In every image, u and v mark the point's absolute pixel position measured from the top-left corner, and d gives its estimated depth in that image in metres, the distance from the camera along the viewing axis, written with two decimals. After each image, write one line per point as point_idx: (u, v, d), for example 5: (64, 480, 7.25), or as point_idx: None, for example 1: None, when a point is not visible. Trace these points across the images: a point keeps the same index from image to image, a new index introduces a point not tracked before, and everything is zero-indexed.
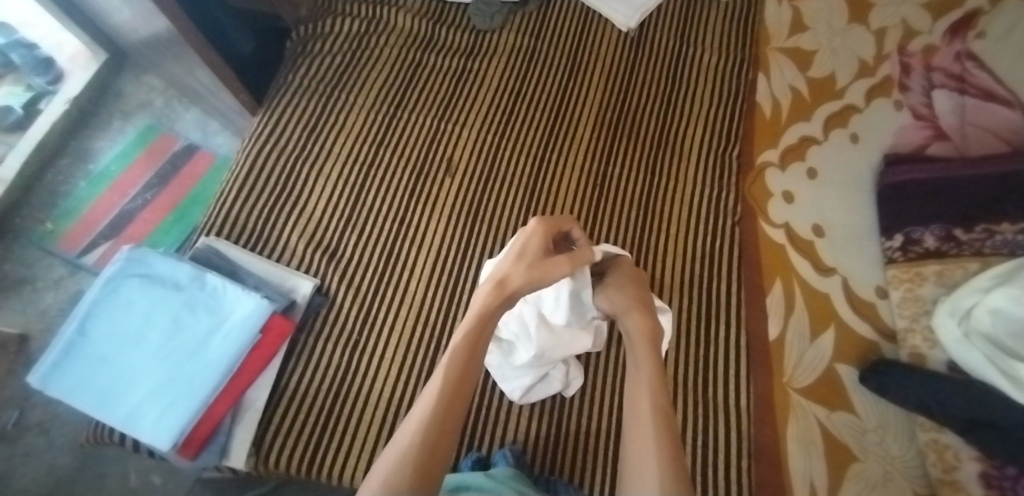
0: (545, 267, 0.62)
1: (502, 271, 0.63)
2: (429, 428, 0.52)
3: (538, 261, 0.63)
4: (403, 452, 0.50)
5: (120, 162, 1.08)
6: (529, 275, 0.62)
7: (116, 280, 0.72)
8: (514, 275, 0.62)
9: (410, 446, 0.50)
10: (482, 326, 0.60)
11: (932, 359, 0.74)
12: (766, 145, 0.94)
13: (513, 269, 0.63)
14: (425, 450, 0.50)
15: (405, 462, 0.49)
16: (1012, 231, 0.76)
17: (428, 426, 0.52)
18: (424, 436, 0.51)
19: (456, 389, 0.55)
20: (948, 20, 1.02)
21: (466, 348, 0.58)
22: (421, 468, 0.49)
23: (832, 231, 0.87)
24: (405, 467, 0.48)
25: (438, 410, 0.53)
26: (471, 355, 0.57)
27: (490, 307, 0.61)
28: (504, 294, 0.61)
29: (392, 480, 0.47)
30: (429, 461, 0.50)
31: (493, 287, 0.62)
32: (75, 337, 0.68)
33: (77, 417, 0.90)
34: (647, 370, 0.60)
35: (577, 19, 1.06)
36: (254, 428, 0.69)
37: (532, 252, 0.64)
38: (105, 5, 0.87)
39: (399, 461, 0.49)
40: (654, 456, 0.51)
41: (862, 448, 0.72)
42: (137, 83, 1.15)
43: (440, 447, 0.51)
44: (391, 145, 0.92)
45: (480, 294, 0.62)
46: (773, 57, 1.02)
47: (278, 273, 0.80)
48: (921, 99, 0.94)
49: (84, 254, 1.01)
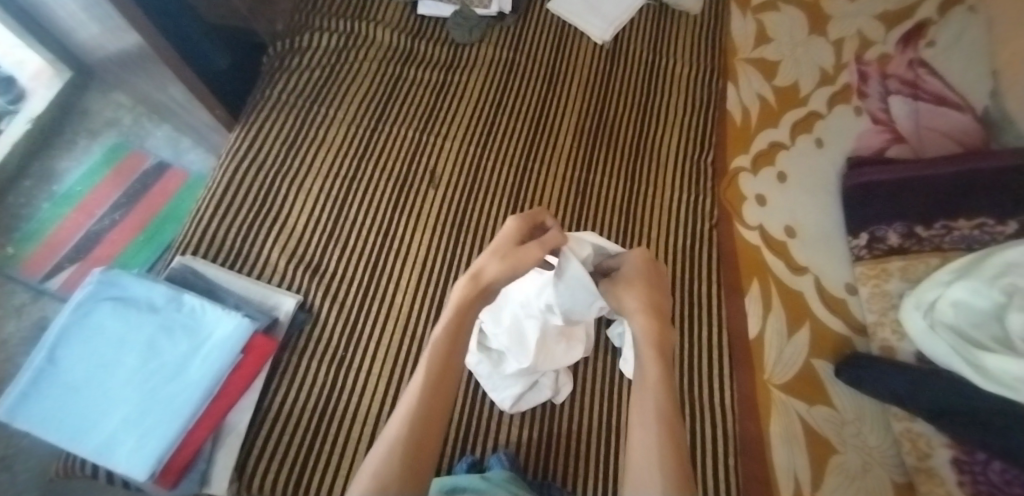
0: (518, 255, 0.61)
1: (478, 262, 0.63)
2: (416, 425, 0.51)
3: (510, 251, 0.62)
4: (390, 448, 0.49)
5: (87, 182, 1.05)
6: (506, 267, 0.61)
7: (88, 304, 0.70)
8: (490, 265, 0.62)
9: (395, 441, 0.50)
10: (463, 317, 0.59)
11: (902, 351, 0.77)
12: (738, 151, 0.98)
13: (489, 261, 0.62)
14: (411, 447, 0.50)
15: (392, 457, 0.48)
16: (969, 226, 0.80)
17: (414, 423, 0.52)
18: (409, 436, 0.50)
19: (439, 388, 0.55)
20: (899, 30, 1.08)
21: (445, 343, 0.57)
22: (408, 464, 0.49)
23: (804, 231, 0.91)
24: (393, 463, 0.48)
25: (423, 405, 0.53)
26: (451, 352, 0.57)
27: (469, 300, 0.60)
28: (480, 286, 0.61)
29: (381, 477, 0.47)
30: (417, 458, 0.50)
31: (469, 280, 0.61)
32: (45, 365, 0.65)
33: (43, 450, 0.86)
34: (653, 375, 0.59)
35: (553, 32, 1.08)
36: (236, 454, 0.67)
37: (505, 244, 0.63)
38: (70, 20, 0.85)
39: (387, 457, 0.49)
40: (659, 464, 0.51)
41: (841, 440, 0.75)
42: (105, 101, 1.12)
43: (427, 445, 0.51)
44: (373, 158, 0.91)
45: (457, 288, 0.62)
46: (740, 67, 1.07)
47: (259, 291, 0.78)
48: (879, 105, 1.00)
49: (48, 279, 0.96)
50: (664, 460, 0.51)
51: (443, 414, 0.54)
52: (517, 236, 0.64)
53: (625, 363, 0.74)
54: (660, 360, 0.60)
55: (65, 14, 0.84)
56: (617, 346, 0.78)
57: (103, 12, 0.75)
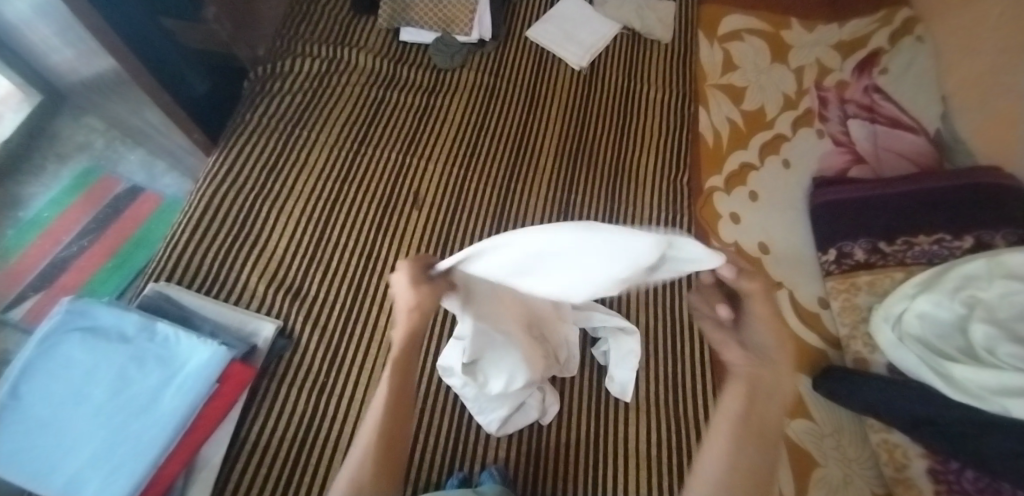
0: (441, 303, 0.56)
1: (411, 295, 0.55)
2: (384, 431, 0.52)
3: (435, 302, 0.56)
4: (361, 458, 0.51)
5: (53, 208, 1.02)
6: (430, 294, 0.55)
7: (55, 335, 0.67)
8: (427, 296, 0.55)
9: (369, 444, 0.51)
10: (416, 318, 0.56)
11: (874, 363, 0.80)
12: (711, 172, 1.01)
13: (427, 295, 0.55)
14: (382, 455, 0.51)
15: (365, 465, 0.50)
16: (928, 242, 0.84)
17: (384, 434, 0.52)
18: (377, 444, 0.51)
19: (400, 404, 0.54)
20: (855, 59, 1.15)
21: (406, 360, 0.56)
22: (381, 470, 0.50)
23: (776, 248, 0.94)
24: (365, 472, 0.49)
25: (391, 412, 0.53)
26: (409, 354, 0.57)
27: (416, 325, 0.57)
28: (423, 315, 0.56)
29: (358, 481, 0.49)
30: (384, 472, 0.50)
31: (414, 314, 0.56)
32: (6, 401, 0.62)
33: None
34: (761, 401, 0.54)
35: (532, 59, 1.12)
36: (210, 488, 0.64)
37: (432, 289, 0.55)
38: (42, 45, 0.84)
39: (360, 465, 0.50)
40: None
41: (822, 453, 0.76)
42: (78, 126, 1.07)
43: (395, 453, 0.52)
44: (356, 181, 0.91)
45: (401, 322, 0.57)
46: (710, 92, 1.12)
47: (236, 316, 0.76)
48: (839, 128, 1.05)
49: (8, 309, 0.93)
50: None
51: (407, 422, 0.55)
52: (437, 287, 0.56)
53: (612, 381, 0.75)
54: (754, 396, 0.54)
55: (36, 38, 0.82)
56: (603, 364, 0.78)
57: (78, 36, 0.74)
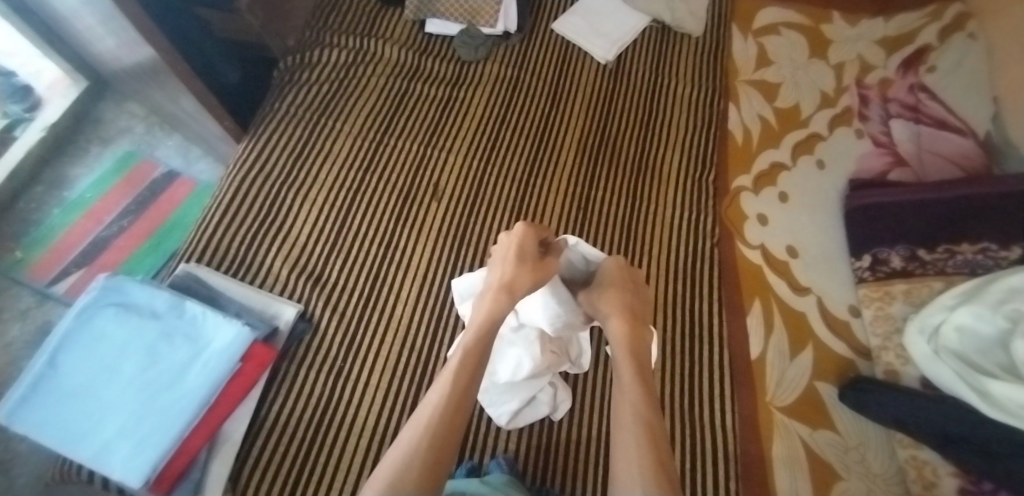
0: (542, 266, 0.67)
1: (507, 277, 0.65)
2: (441, 420, 0.52)
3: (536, 263, 0.67)
4: (408, 456, 0.49)
5: (97, 189, 1.09)
6: (527, 269, 0.66)
7: (91, 309, 0.70)
8: (522, 277, 0.65)
9: (421, 437, 0.50)
10: (500, 303, 0.62)
11: (907, 375, 0.76)
12: (739, 171, 0.98)
13: (519, 275, 0.65)
14: (428, 457, 0.49)
15: (411, 465, 0.48)
16: (972, 251, 0.80)
17: (434, 431, 0.51)
18: (430, 435, 0.50)
19: (459, 403, 0.54)
20: (900, 56, 1.09)
21: (472, 357, 0.57)
22: (429, 465, 0.48)
23: (805, 252, 0.91)
24: (416, 462, 0.48)
25: (446, 411, 0.53)
26: (481, 343, 0.59)
27: (500, 309, 0.63)
28: (512, 298, 0.63)
29: (405, 478, 0.47)
30: (433, 468, 0.48)
31: (501, 292, 0.64)
32: (45, 370, 0.65)
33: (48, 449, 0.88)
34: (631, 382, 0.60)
35: (558, 52, 1.11)
36: (230, 463, 0.66)
37: (530, 253, 0.67)
38: (89, 34, 0.88)
39: (411, 451, 0.49)
40: (642, 481, 0.49)
41: (844, 466, 0.73)
42: (118, 110, 1.17)
43: (443, 456, 0.50)
44: (378, 171, 0.93)
45: (484, 304, 0.64)
46: (741, 88, 1.08)
47: (259, 299, 0.78)
48: (880, 128, 1.01)
49: (54, 284, 0.99)
50: (654, 484, 0.49)
51: (460, 427, 0.53)
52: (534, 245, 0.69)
53: None
54: (640, 377, 0.61)
55: (84, 28, 0.87)
56: None
57: (120, 26, 0.78)
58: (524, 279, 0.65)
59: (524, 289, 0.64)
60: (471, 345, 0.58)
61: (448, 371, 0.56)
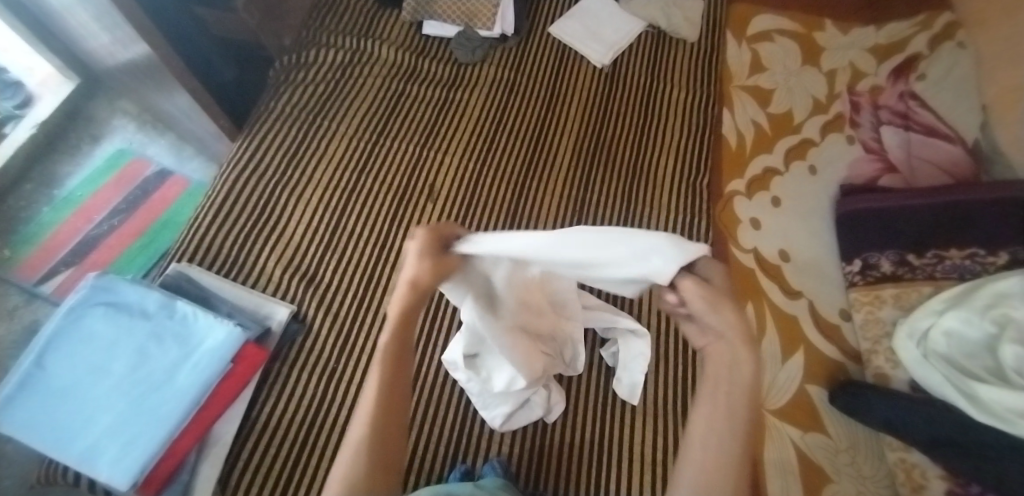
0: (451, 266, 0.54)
1: (409, 273, 0.52)
2: (377, 435, 0.48)
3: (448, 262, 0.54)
4: (353, 470, 0.46)
5: (88, 187, 1.08)
6: (428, 265, 0.52)
7: (80, 309, 0.69)
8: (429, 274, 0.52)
9: (358, 461, 0.46)
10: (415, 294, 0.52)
11: (896, 379, 0.77)
12: (733, 175, 0.99)
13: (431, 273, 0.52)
14: (373, 481, 0.46)
15: (356, 492, 0.44)
16: (961, 256, 0.81)
17: (371, 450, 0.47)
18: (369, 455, 0.47)
19: (389, 404, 0.50)
20: (891, 63, 1.11)
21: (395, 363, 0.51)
22: (374, 485, 0.46)
23: (797, 256, 0.92)
24: (359, 487, 0.45)
25: (380, 425, 0.48)
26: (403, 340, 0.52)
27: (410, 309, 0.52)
28: (421, 295, 0.53)
29: None
30: (377, 487, 0.46)
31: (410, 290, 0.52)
32: (33, 369, 0.65)
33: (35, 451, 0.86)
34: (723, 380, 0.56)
35: (554, 56, 1.11)
36: (221, 465, 0.65)
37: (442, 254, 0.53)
38: (83, 30, 0.88)
39: (352, 476, 0.45)
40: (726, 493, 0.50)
41: (835, 469, 0.73)
42: (111, 107, 1.16)
43: (391, 459, 0.48)
44: (373, 172, 0.92)
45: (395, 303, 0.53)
46: (735, 94, 1.09)
47: (252, 299, 0.78)
48: (871, 134, 1.02)
49: (42, 282, 0.98)
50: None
51: (399, 424, 0.50)
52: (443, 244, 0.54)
53: (620, 383, 0.74)
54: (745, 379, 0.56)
55: (77, 23, 0.86)
56: (611, 365, 0.77)
57: (114, 23, 0.77)
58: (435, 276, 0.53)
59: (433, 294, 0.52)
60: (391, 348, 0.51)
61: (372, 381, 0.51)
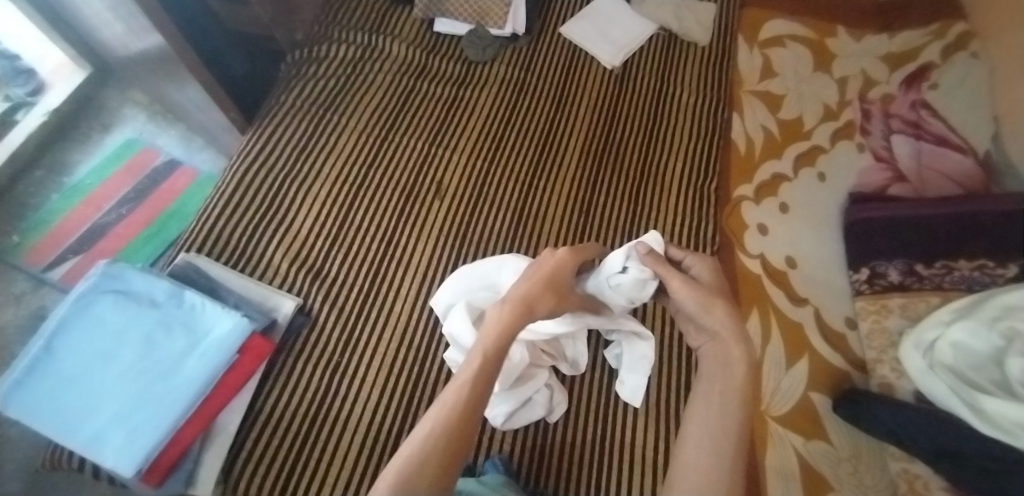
0: (562, 295, 0.62)
1: (526, 293, 0.58)
2: (456, 421, 0.47)
3: (558, 289, 0.61)
4: (421, 455, 0.45)
5: (97, 176, 1.08)
6: (544, 289, 0.60)
7: (90, 296, 0.70)
8: (543, 298, 0.59)
9: (433, 443, 0.46)
10: (519, 312, 0.56)
11: (901, 389, 0.77)
12: (741, 180, 0.99)
13: (541, 297, 0.59)
14: (441, 460, 0.45)
15: (425, 469, 0.44)
16: (969, 267, 0.81)
17: (451, 431, 0.47)
18: (446, 435, 0.46)
19: (476, 397, 0.49)
20: (903, 72, 1.10)
21: (491, 360, 0.52)
22: (444, 468, 0.45)
23: (804, 263, 0.91)
24: (432, 467, 0.44)
25: (464, 410, 0.48)
26: (501, 342, 0.54)
27: (515, 324, 0.55)
28: (528, 317, 0.57)
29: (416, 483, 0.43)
30: (442, 475, 0.44)
31: (521, 305, 0.57)
32: (41, 355, 0.65)
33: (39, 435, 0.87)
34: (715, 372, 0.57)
35: (565, 56, 1.11)
36: (223, 455, 0.66)
37: (557, 280, 0.62)
38: (97, 19, 0.88)
39: (424, 455, 0.45)
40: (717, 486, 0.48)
41: (837, 477, 0.73)
42: (121, 98, 1.17)
43: (461, 447, 0.47)
44: (381, 167, 0.93)
45: (501, 312, 0.57)
46: (746, 99, 1.09)
47: (258, 291, 0.78)
48: (881, 142, 1.01)
49: (50, 269, 0.99)
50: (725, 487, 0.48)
51: (474, 429, 0.49)
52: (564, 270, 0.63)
53: (623, 386, 0.74)
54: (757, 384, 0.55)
55: (92, 13, 0.87)
56: (614, 367, 0.77)
57: (129, 13, 0.77)
58: (546, 299, 0.59)
59: (544, 310, 0.59)
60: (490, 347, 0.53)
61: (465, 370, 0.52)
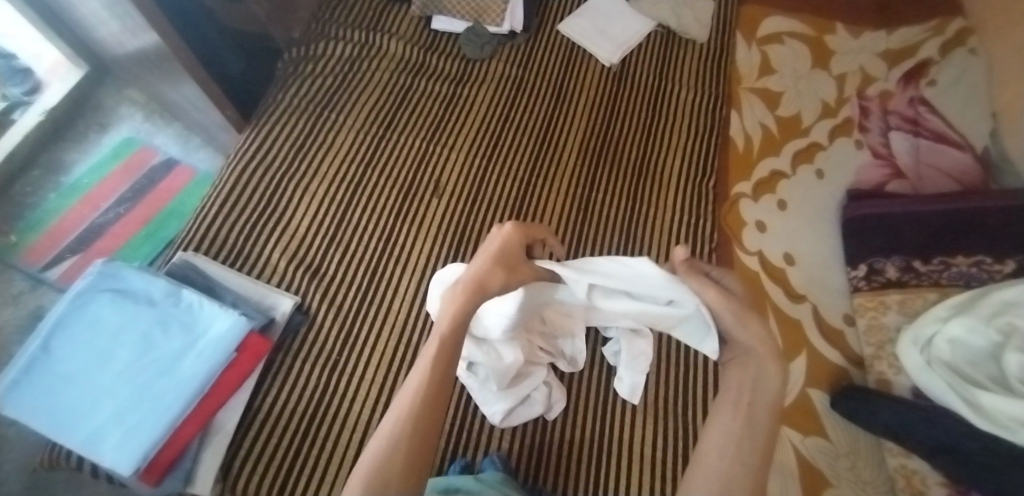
0: (514, 272, 0.61)
1: (477, 273, 0.58)
2: (417, 412, 0.49)
3: (510, 265, 0.61)
4: (389, 445, 0.47)
5: (94, 175, 1.08)
6: (491, 266, 0.59)
7: (87, 295, 0.70)
8: (494, 274, 0.58)
9: (396, 437, 0.47)
10: (472, 294, 0.57)
11: (898, 385, 0.77)
12: (739, 177, 0.99)
13: (492, 274, 0.58)
14: (407, 451, 0.47)
15: (392, 459, 0.46)
16: (967, 263, 0.81)
17: (412, 421, 0.48)
18: (409, 426, 0.48)
19: (438, 385, 0.51)
20: (902, 68, 1.10)
21: (446, 349, 0.53)
22: (411, 459, 0.47)
23: (801, 259, 0.91)
24: (396, 459, 0.46)
25: (425, 399, 0.50)
26: (455, 329, 0.55)
27: (468, 306, 0.56)
28: (481, 296, 0.57)
29: (383, 477, 0.45)
30: (410, 466, 0.46)
31: (472, 286, 0.57)
32: (39, 354, 0.65)
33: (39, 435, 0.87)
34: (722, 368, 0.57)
35: (563, 54, 1.11)
36: (222, 454, 0.66)
37: (507, 255, 0.61)
38: (92, 18, 0.88)
39: (388, 449, 0.47)
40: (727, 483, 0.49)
41: (835, 474, 0.73)
42: (118, 97, 1.17)
43: (427, 437, 0.48)
44: (378, 166, 0.92)
45: (454, 297, 0.57)
46: (744, 96, 1.09)
47: (256, 290, 0.78)
48: (880, 139, 1.01)
49: (48, 268, 0.98)
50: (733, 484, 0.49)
51: (440, 414, 0.50)
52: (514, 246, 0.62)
53: (621, 383, 0.74)
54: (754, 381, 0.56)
55: (88, 12, 0.87)
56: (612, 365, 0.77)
57: (125, 12, 0.77)
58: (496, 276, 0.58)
59: (495, 287, 0.58)
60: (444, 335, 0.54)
61: (423, 361, 0.53)
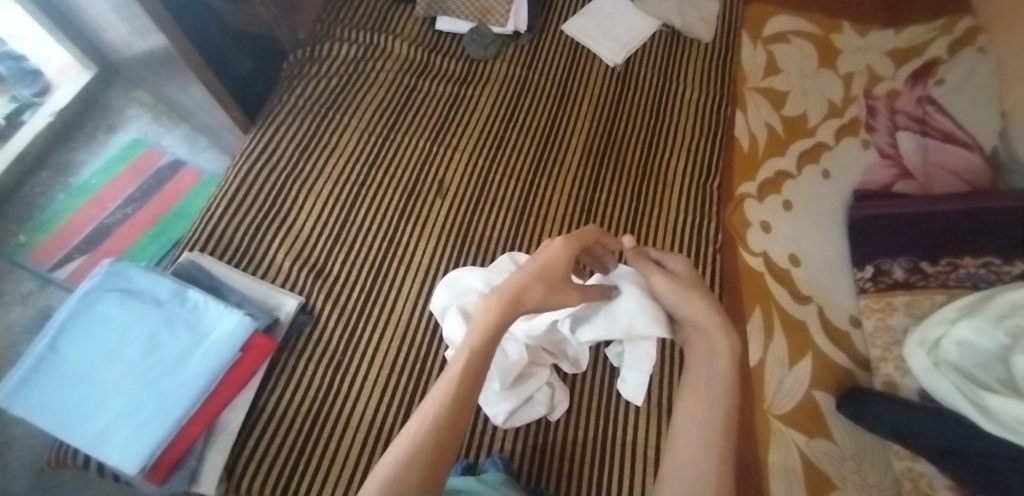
0: (558, 288, 0.61)
1: (517, 285, 0.59)
2: (439, 424, 0.49)
3: (557, 281, 0.61)
4: (412, 452, 0.47)
5: (102, 176, 1.09)
6: (533, 278, 0.60)
7: (94, 294, 0.71)
8: (533, 288, 0.59)
9: (416, 447, 0.47)
10: (506, 307, 0.57)
11: (905, 388, 0.76)
12: (744, 177, 0.98)
13: (531, 287, 0.59)
14: (427, 464, 0.47)
15: (412, 470, 0.46)
16: (974, 265, 0.80)
17: (435, 433, 0.49)
18: (432, 437, 0.48)
19: (462, 398, 0.51)
20: (909, 67, 1.09)
21: (474, 361, 0.54)
22: (429, 472, 0.46)
23: (807, 260, 0.91)
24: (415, 472, 0.46)
25: (449, 412, 0.50)
26: (486, 342, 0.55)
27: (502, 318, 0.57)
28: (516, 309, 0.58)
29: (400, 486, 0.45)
30: (427, 480, 0.46)
31: (508, 297, 0.58)
32: (47, 352, 0.66)
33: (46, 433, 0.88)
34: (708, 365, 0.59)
35: (567, 54, 1.11)
36: (227, 452, 0.66)
37: (556, 269, 0.62)
38: (101, 20, 0.89)
39: (409, 460, 0.47)
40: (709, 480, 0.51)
41: (840, 476, 0.73)
42: (127, 98, 1.18)
43: (446, 451, 0.48)
44: (382, 166, 0.93)
45: (488, 306, 0.58)
46: (749, 96, 1.08)
47: (261, 290, 0.78)
48: (887, 139, 1.00)
49: (57, 268, 1.00)
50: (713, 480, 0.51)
51: (463, 428, 0.50)
52: (567, 262, 0.63)
53: (623, 383, 0.73)
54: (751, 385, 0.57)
55: (96, 14, 0.88)
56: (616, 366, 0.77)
57: (133, 14, 0.78)
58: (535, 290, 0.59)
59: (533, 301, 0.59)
60: (476, 347, 0.54)
61: (449, 372, 0.53)
